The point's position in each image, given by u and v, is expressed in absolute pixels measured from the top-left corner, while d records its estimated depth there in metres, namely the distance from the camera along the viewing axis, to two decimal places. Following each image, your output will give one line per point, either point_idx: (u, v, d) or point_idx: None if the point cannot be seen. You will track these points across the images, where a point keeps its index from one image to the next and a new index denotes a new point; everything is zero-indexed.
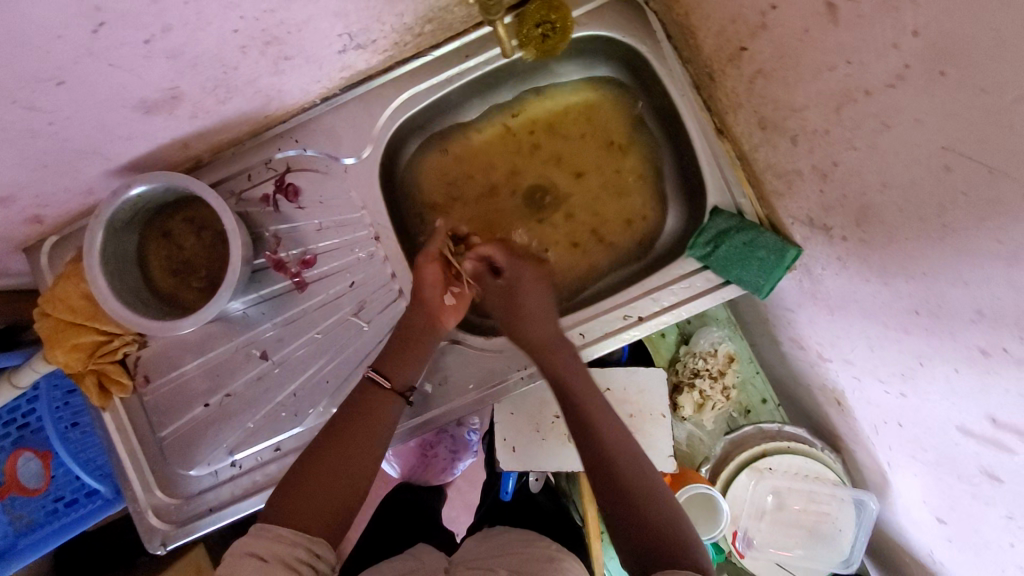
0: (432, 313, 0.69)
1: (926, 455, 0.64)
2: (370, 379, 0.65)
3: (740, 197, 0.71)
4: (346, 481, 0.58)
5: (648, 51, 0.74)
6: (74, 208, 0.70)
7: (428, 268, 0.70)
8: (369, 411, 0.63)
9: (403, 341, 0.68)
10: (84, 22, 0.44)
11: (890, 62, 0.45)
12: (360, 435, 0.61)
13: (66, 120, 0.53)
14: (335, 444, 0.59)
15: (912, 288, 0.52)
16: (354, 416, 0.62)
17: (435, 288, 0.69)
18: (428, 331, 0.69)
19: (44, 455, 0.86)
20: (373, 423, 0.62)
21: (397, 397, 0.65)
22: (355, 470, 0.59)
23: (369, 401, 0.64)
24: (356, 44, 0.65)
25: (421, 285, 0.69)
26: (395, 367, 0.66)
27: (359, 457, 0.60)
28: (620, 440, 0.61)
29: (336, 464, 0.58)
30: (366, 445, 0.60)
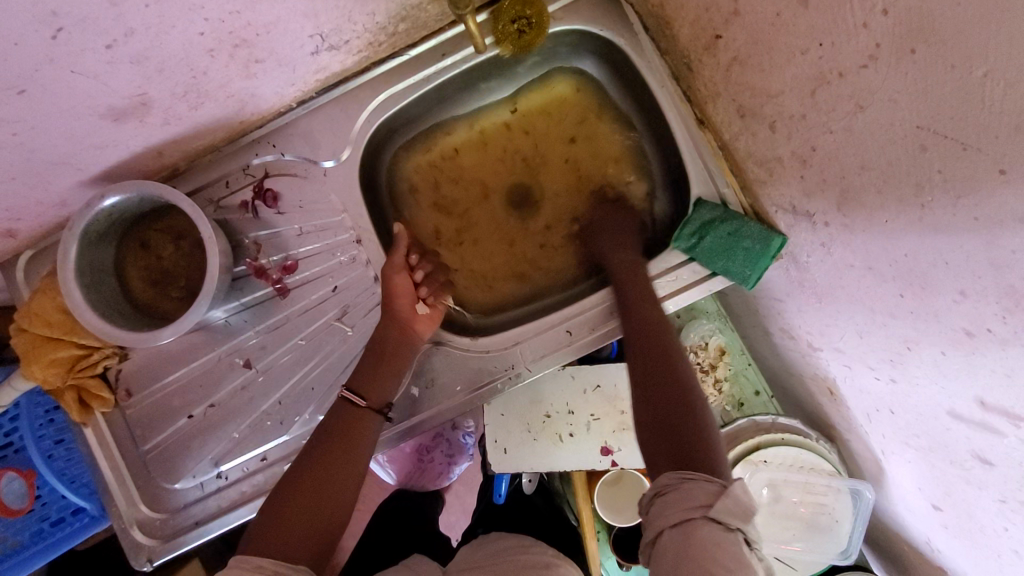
0: (405, 324, 0.70)
1: (918, 441, 0.63)
2: (345, 399, 0.66)
3: (723, 186, 0.71)
4: (327, 506, 0.59)
5: (626, 44, 0.73)
6: (47, 222, 0.69)
7: (398, 279, 0.71)
8: (349, 432, 0.64)
9: (377, 356, 0.68)
10: (41, 28, 0.43)
11: (861, 42, 0.44)
12: (337, 459, 0.61)
13: (30, 130, 0.52)
14: (312, 469, 0.60)
15: (896, 271, 0.51)
16: (333, 439, 0.63)
17: (406, 300, 0.71)
18: (403, 342, 0.69)
19: (27, 475, 0.85)
20: (353, 444, 0.63)
21: (375, 414, 0.66)
22: (337, 494, 0.60)
23: (348, 422, 0.64)
24: (328, 45, 0.65)
25: (393, 297, 0.70)
26: (370, 385, 0.67)
27: (339, 481, 0.60)
28: (660, 357, 0.62)
29: (316, 489, 0.59)
30: (345, 469, 0.61)
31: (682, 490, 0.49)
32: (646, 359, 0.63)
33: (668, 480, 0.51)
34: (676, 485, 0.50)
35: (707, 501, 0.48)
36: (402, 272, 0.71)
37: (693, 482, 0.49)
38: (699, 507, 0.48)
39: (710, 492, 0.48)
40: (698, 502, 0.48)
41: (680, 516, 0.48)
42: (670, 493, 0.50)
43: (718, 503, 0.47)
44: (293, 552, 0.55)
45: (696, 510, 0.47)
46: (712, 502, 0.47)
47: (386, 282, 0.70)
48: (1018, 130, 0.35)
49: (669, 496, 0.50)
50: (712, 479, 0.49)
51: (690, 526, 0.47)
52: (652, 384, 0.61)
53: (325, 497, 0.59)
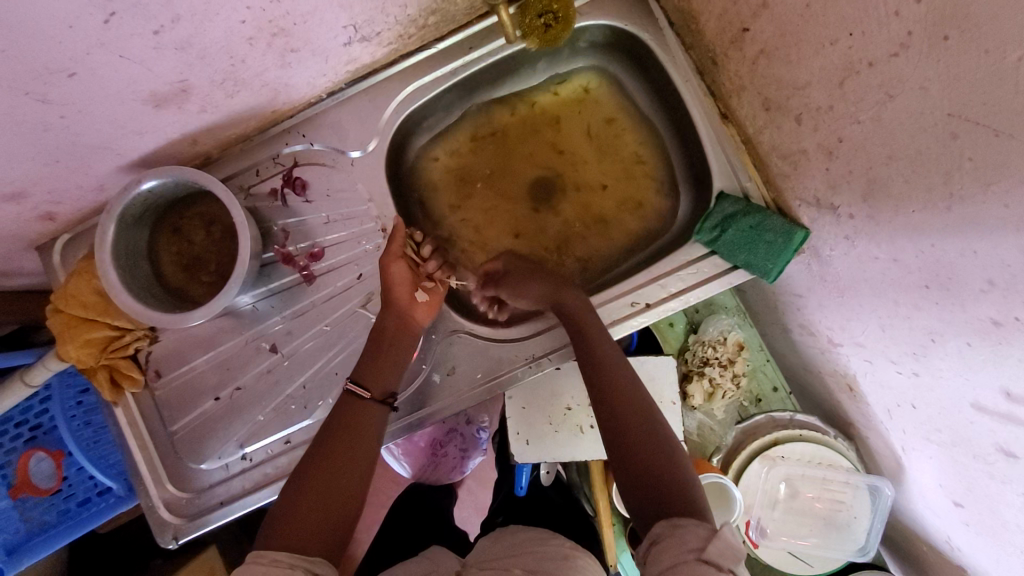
0: (402, 315, 0.70)
1: (940, 436, 0.63)
2: (351, 392, 0.66)
3: (745, 180, 0.71)
4: (337, 501, 0.58)
5: (650, 39, 0.74)
6: (85, 206, 0.71)
7: (395, 267, 0.71)
8: (353, 424, 0.64)
9: (376, 345, 0.69)
10: (96, 12, 0.45)
11: (892, 31, 0.45)
12: (344, 454, 0.62)
13: (78, 113, 0.54)
14: (321, 462, 0.61)
15: (922, 262, 0.52)
16: (339, 435, 0.63)
17: (404, 288, 0.71)
18: (401, 332, 0.70)
19: (56, 455, 0.87)
20: (356, 436, 0.63)
21: (379, 405, 0.67)
22: (347, 487, 0.60)
23: (354, 415, 0.65)
24: (361, 36, 0.66)
25: (390, 286, 0.70)
26: (372, 374, 0.68)
27: (347, 477, 0.60)
28: (631, 401, 0.62)
29: (324, 484, 0.59)
30: (353, 461, 0.62)
31: (674, 536, 0.48)
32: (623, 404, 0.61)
33: (659, 530, 0.50)
34: (667, 534, 0.49)
35: (699, 544, 0.46)
36: (401, 260, 0.71)
37: (683, 528, 0.48)
38: (693, 552, 0.46)
39: (699, 536, 0.47)
40: (690, 546, 0.46)
41: (673, 561, 0.46)
42: (663, 541, 0.48)
43: (710, 546, 0.46)
44: (308, 543, 0.54)
45: (689, 553, 0.46)
46: (705, 546, 0.46)
47: (383, 271, 0.71)
48: None
49: (661, 545, 0.48)
50: (701, 524, 0.48)
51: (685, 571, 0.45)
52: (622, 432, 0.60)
53: (334, 489, 0.59)
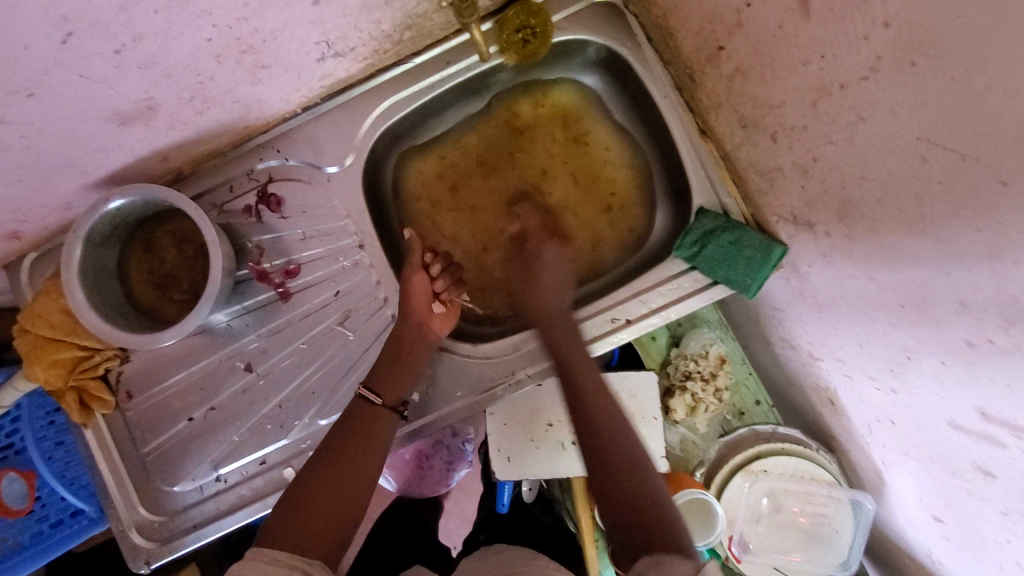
0: (421, 322, 0.70)
1: (919, 452, 0.63)
2: (364, 397, 0.67)
3: (725, 196, 0.71)
4: (343, 505, 0.60)
5: (629, 54, 0.74)
6: (53, 224, 0.69)
7: (416, 278, 0.72)
8: (365, 426, 0.65)
9: (393, 355, 0.69)
10: (52, 32, 0.44)
11: (862, 55, 0.45)
12: (354, 458, 0.62)
13: (39, 133, 0.53)
14: (332, 462, 0.62)
15: (897, 282, 0.52)
16: (352, 434, 0.64)
17: (423, 299, 0.71)
18: (419, 340, 0.70)
19: (28, 475, 0.85)
20: (369, 440, 0.64)
21: (390, 412, 0.67)
22: (351, 492, 0.61)
23: (366, 420, 0.65)
24: (334, 52, 0.65)
25: (409, 296, 0.71)
26: (389, 384, 0.68)
27: (355, 480, 0.62)
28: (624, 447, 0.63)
29: (332, 488, 0.60)
30: (360, 465, 0.62)
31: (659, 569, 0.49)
32: (609, 447, 0.63)
33: (641, 564, 0.51)
34: (653, 568, 0.50)
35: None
36: (421, 271, 0.72)
37: (668, 564, 0.49)
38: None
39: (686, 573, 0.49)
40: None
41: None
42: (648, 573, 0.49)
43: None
44: (312, 544, 0.55)
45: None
46: None
47: (404, 282, 0.72)
48: (1019, 141, 0.35)
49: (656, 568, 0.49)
50: (685, 561, 0.50)
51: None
52: (615, 465, 0.62)
53: (342, 492, 0.60)
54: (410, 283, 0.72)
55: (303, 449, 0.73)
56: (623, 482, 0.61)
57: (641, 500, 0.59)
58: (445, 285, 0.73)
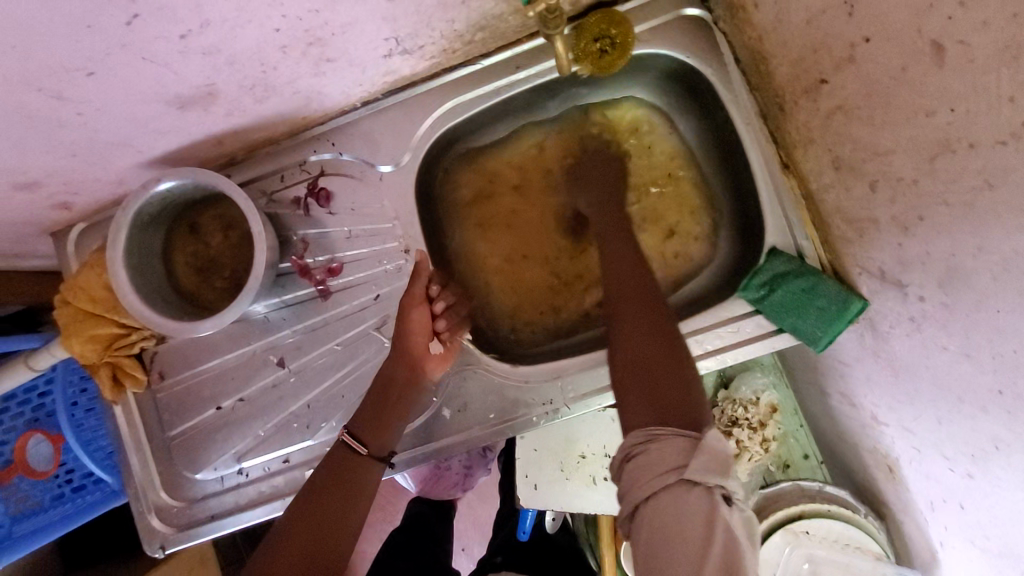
0: (414, 364, 0.65)
1: (989, 543, 0.57)
2: (345, 443, 0.62)
3: (801, 238, 0.66)
4: (318, 569, 0.54)
5: (713, 74, 0.68)
6: (103, 198, 0.68)
7: (415, 314, 0.66)
8: (343, 480, 0.60)
9: (382, 397, 0.64)
10: (117, 13, 0.42)
11: (1003, 116, 0.39)
12: (334, 505, 0.58)
13: (96, 111, 0.51)
14: (304, 520, 0.56)
15: (1000, 366, 0.46)
16: (329, 489, 0.59)
17: (421, 337, 0.66)
18: (410, 385, 0.65)
19: (54, 439, 0.85)
20: (349, 496, 0.59)
21: (376, 462, 0.62)
22: (330, 551, 0.55)
23: (347, 470, 0.60)
24: (402, 49, 0.62)
25: (406, 334, 0.65)
26: (373, 432, 0.63)
27: (334, 538, 0.56)
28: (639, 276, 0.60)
29: (306, 547, 0.54)
30: (340, 512, 0.57)
31: (654, 449, 0.46)
32: (630, 288, 0.59)
33: (637, 439, 0.48)
34: (649, 444, 0.47)
35: (680, 461, 0.45)
36: (422, 305, 0.66)
37: (664, 439, 0.46)
38: (673, 469, 0.45)
39: (682, 449, 0.46)
40: (673, 464, 0.45)
41: (657, 481, 0.45)
42: (643, 456, 0.47)
43: (693, 461, 0.44)
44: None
45: (670, 473, 0.45)
46: (687, 462, 0.45)
47: (402, 316, 0.66)
48: None
49: (638, 461, 0.47)
50: (681, 433, 0.47)
51: (669, 494, 0.44)
52: (635, 305, 0.57)
53: (317, 552, 0.54)
54: (408, 317, 0.66)
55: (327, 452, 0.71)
56: (649, 331, 0.55)
57: (661, 367, 0.52)
58: (447, 324, 0.68)
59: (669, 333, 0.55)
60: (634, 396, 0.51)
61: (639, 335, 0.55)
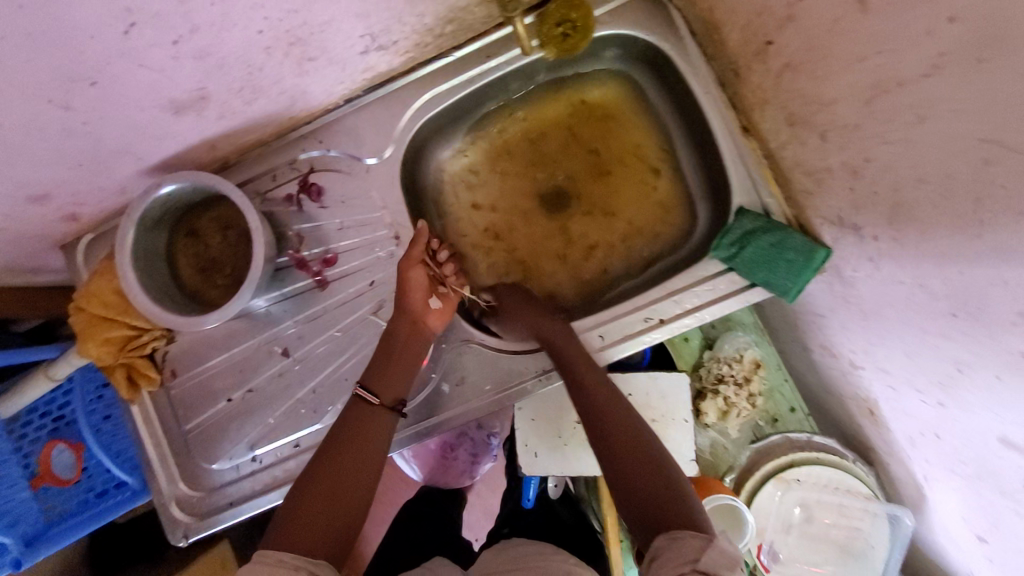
0: (415, 319, 0.70)
1: (964, 469, 0.60)
2: (359, 395, 0.66)
3: (767, 196, 0.69)
4: (344, 509, 0.58)
5: (671, 48, 0.72)
6: (108, 207, 0.73)
7: (413, 273, 0.70)
8: (361, 426, 0.63)
9: (386, 356, 0.68)
10: (116, 23, 0.46)
11: (923, 51, 0.43)
12: (350, 453, 0.61)
13: (99, 120, 0.55)
14: (327, 462, 0.60)
15: (949, 290, 0.49)
16: (347, 436, 0.62)
17: (419, 294, 0.70)
18: (414, 337, 0.69)
19: (77, 447, 0.89)
20: (366, 441, 0.63)
21: (388, 412, 0.66)
22: (353, 488, 0.59)
23: (363, 419, 0.64)
24: (378, 45, 0.66)
25: (406, 291, 0.70)
26: (382, 382, 0.67)
27: (357, 481, 0.60)
28: (609, 398, 0.64)
29: (329, 486, 0.58)
30: (358, 460, 0.61)
31: (671, 548, 0.48)
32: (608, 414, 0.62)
33: (659, 543, 0.50)
34: (667, 545, 0.48)
35: (694, 556, 0.46)
36: (419, 266, 0.71)
37: (681, 540, 0.48)
38: (688, 562, 0.46)
39: (697, 547, 0.47)
40: (687, 558, 0.46)
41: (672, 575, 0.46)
42: (660, 555, 0.48)
43: (705, 556, 0.46)
44: (313, 547, 0.54)
45: (684, 566, 0.46)
46: (700, 556, 0.46)
47: (401, 275, 0.70)
48: None
49: (659, 559, 0.48)
50: (697, 534, 0.48)
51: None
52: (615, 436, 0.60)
53: (340, 490, 0.58)
54: (407, 276, 0.70)
55: None
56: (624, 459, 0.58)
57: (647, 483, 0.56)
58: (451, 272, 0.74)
59: (655, 454, 0.58)
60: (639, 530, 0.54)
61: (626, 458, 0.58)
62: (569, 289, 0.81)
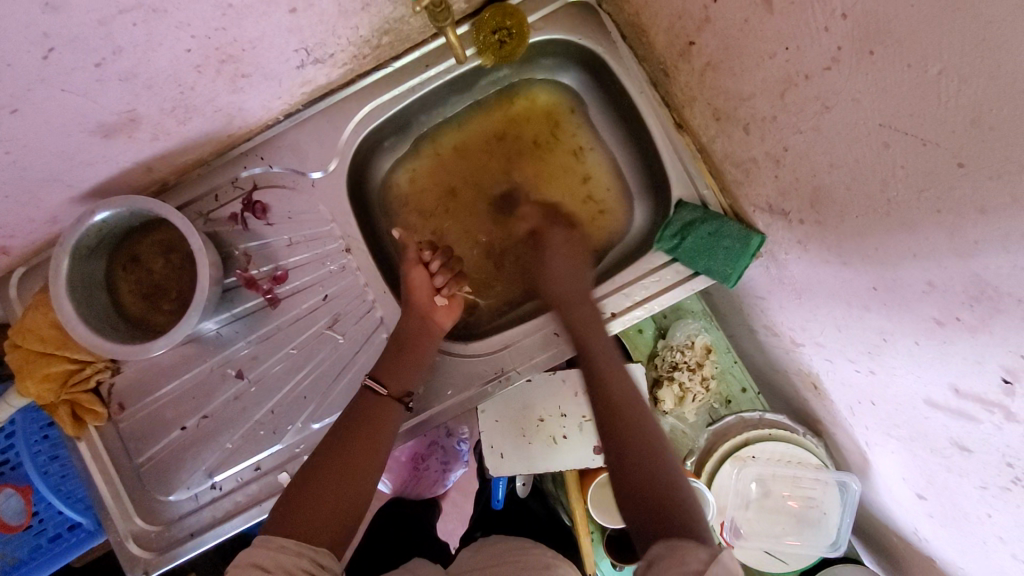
0: (425, 315, 0.72)
1: (900, 431, 0.64)
2: (369, 387, 0.67)
3: (703, 188, 0.73)
4: (349, 498, 0.60)
5: (604, 52, 0.75)
6: (40, 238, 0.69)
7: (415, 273, 0.74)
8: (368, 418, 0.65)
9: (398, 346, 0.69)
10: (33, 48, 0.45)
11: (823, 46, 0.47)
12: (361, 442, 0.63)
13: (23, 148, 0.53)
14: (335, 453, 0.62)
15: (868, 265, 0.53)
16: (356, 426, 0.64)
17: (424, 292, 0.73)
18: (424, 334, 0.71)
19: (24, 490, 0.84)
20: (373, 431, 0.64)
21: (396, 403, 0.67)
22: (358, 479, 0.61)
23: (372, 410, 0.66)
24: (314, 59, 0.66)
25: (411, 290, 0.73)
26: (390, 373, 0.68)
27: (363, 470, 0.62)
28: (636, 426, 0.62)
29: (336, 477, 0.60)
30: (365, 452, 0.63)
31: (673, 557, 0.46)
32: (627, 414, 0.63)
33: (657, 551, 0.48)
34: (668, 553, 0.47)
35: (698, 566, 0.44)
36: (418, 266, 0.74)
37: (681, 545, 0.47)
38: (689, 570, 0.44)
39: (701, 561, 0.44)
40: (689, 567, 0.44)
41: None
42: (660, 563, 0.46)
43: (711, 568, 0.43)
44: (317, 534, 0.55)
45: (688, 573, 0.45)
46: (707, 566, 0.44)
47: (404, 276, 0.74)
48: (972, 124, 0.37)
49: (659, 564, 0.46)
50: (699, 545, 0.46)
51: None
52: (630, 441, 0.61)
53: (345, 480, 0.60)
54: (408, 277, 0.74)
55: (297, 454, 0.74)
56: (638, 466, 0.59)
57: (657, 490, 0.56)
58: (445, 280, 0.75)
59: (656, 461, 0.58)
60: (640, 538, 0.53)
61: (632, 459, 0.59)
62: (526, 291, 0.83)
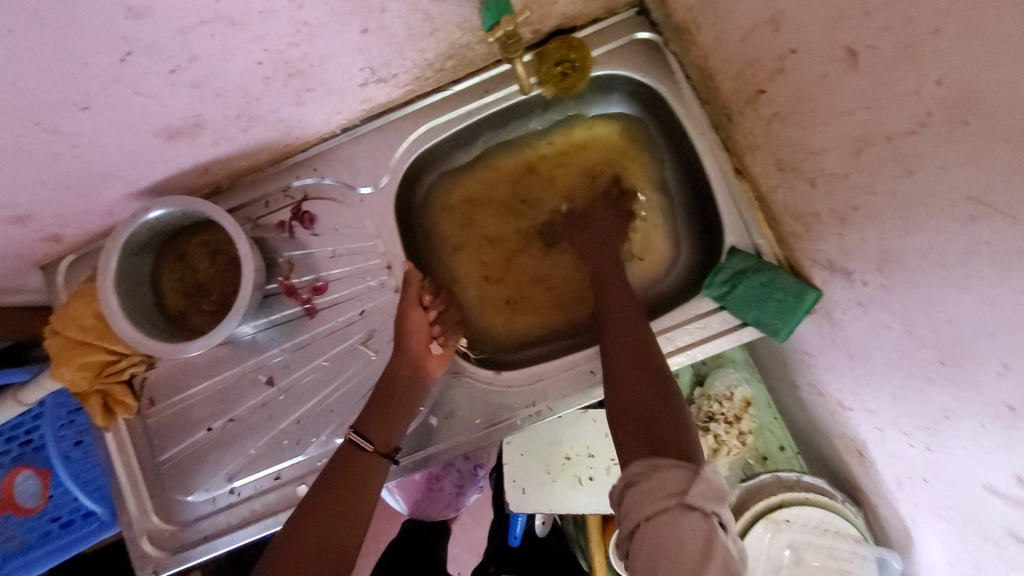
0: (416, 362, 0.69)
1: (952, 514, 0.59)
2: (353, 442, 0.66)
3: (757, 237, 0.70)
4: (332, 548, 0.60)
5: (666, 91, 0.75)
6: (93, 229, 0.71)
7: (412, 315, 0.70)
8: (351, 478, 0.64)
9: (386, 395, 0.68)
10: (112, 51, 0.46)
11: (910, 109, 0.45)
12: (344, 493, 0.63)
13: (88, 144, 0.55)
14: (316, 509, 0.62)
15: (936, 339, 0.50)
16: (338, 480, 0.64)
17: (419, 336, 0.69)
18: (413, 382, 0.69)
19: (43, 474, 0.85)
20: (356, 490, 0.63)
21: (381, 457, 0.66)
22: (339, 541, 0.60)
23: (354, 467, 0.65)
24: (377, 78, 0.67)
25: (406, 332, 0.69)
26: (378, 427, 0.67)
27: (347, 524, 0.61)
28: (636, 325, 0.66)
29: (320, 534, 0.60)
30: (350, 505, 0.62)
31: (653, 479, 0.52)
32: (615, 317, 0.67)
33: (639, 469, 0.53)
34: (647, 472, 0.52)
35: (680, 487, 0.50)
36: (418, 308, 0.70)
37: (661, 470, 0.52)
38: (671, 494, 0.50)
39: (679, 479, 0.51)
40: (672, 490, 0.50)
41: (658, 504, 0.50)
42: (642, 483, 0.52)
43: (693, 488, 0.50)
44: None
45: (670, 498, 0.50)
46: (686, 489, 0.50)
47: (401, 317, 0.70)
48: None
49: (640, 486, 0.52)
50: (681, 465, 0.52)
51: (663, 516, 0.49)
52: (625, 358, 0.64)
53: (329, 539, 0.60)
54: (406, 318, 0.70)
55: (318, 467, 0.73)
56: (637, 389, 0.61)
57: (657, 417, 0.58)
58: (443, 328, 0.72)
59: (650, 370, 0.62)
60: (626, 441, 0.58)
61: (622, 369, 0.63)
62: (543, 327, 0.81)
